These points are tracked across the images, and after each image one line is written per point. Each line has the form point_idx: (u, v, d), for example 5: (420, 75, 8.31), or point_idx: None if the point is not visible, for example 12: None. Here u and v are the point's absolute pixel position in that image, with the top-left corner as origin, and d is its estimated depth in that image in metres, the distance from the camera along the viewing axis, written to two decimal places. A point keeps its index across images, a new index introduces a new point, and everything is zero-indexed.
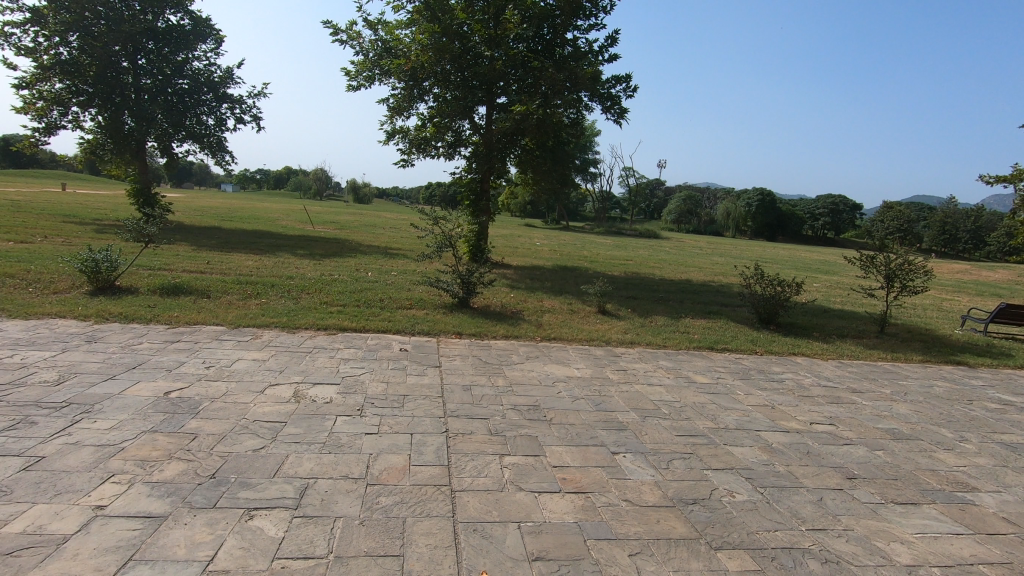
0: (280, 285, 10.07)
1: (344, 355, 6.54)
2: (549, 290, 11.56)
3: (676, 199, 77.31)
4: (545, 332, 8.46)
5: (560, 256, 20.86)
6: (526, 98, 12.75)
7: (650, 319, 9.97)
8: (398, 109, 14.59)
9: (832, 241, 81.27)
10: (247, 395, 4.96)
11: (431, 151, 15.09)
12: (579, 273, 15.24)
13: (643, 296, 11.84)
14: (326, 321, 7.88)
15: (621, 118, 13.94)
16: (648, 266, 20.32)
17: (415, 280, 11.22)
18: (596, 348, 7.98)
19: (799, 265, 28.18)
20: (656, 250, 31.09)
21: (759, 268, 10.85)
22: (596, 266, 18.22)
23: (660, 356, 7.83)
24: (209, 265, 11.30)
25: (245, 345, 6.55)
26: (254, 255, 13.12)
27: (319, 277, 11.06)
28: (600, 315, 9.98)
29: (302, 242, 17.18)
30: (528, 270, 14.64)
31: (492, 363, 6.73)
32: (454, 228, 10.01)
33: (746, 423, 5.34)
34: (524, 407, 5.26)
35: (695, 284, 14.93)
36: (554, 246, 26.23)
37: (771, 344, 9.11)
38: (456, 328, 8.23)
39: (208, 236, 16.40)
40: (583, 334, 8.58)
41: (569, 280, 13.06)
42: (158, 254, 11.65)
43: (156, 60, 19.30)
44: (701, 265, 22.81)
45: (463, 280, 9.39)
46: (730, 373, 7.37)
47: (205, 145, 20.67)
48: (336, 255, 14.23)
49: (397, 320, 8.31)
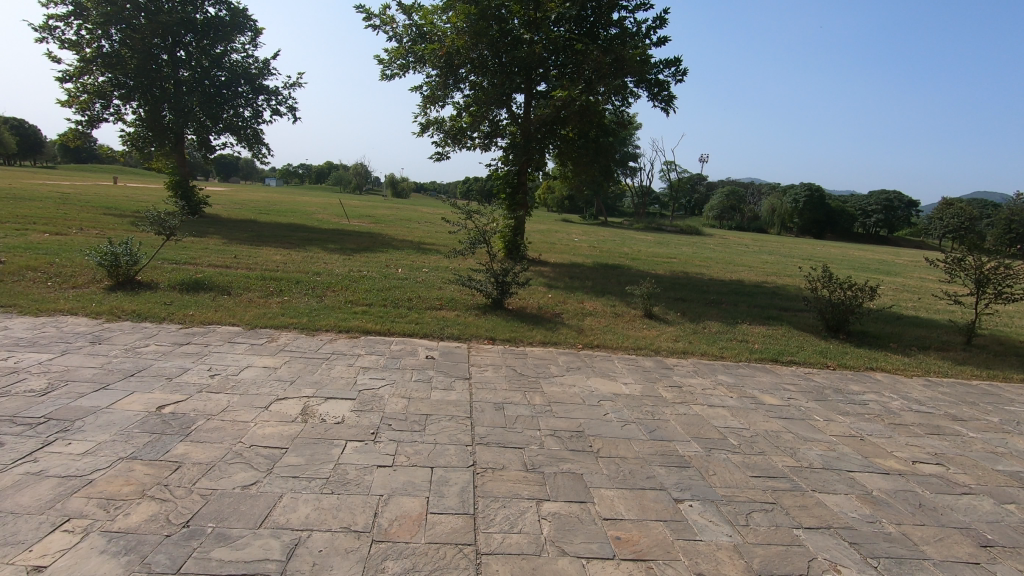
0: (305, 281, 9.57)
1: (364, 362, 5.91)
2: (590, 290, 10.71)
3: (719, 195, 74.84)
4: (587, 339, 7.65)
5: (600, 253, 19.89)
6: (568, 83, 11.87)
7: (702, 325, 9.03)
8: (432, 97, 13.95)
9: (885, 240, 77.18)
10: (250, 412, 4.35)
11: (466, 142, 14.40)
12: (621, 271, 14.32)
13: (693, 299, 10.85)
14: (351, 323, 7.29)
15: (669, 105, 12.91)
16: (695, 264, 19.15)
17: (447, 277, 10.56)
18: (644, 358, 7.13)
19: (853, 265, 26.41)
20: (699, 247, 29.73)
21: (827, 269, 9.72)
22: (638, 264, 17.23)
23: (718, 369, 6.92)
24: (236, 260, 10.92)
25: (258, 350, 5.99)
26: (284, 249, 12.73)
27: (347, 273, 10.54)
28: (647, 319, 9.08)
29: (336, 236, 16.84)
30: (567, 267, 13.80)
31: (528, 374, 5.98)
32: (490, 222, 9.26)
33: (834, 462, 4.42)
34: (566, 434, 4.48)
35: (749, 285, 13.80)
36: (593, 242, 25.30)
37: (845, 357, 8.05)
38: (490, 332, 7.52)
39: (241, 230, 16.24)
40: (630, 342, 7.74)
41: (611, 280, 12.18)
42: (187, 248, 11.37)
43: (195, 52, 19.33)
44: (749, 264, 21.47)
45: (497, 279, 8.66)
46: (803, 392, 6.40)
47: (242, 137, 20.60)
48: (367, 250, 13.73)
49: (426, 324, 7.64)
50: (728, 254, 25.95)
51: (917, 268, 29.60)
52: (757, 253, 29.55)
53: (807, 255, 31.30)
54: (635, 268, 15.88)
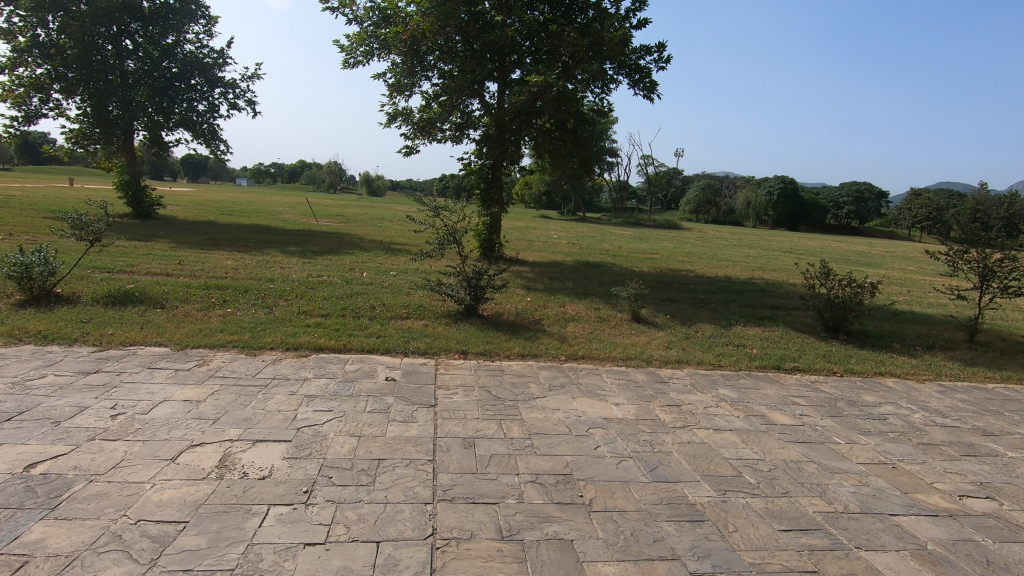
0: (255, 289, 8.58)
1: (311, 388, 5.00)
2: (571, 292, 9.92)
3: (695, 189, 74.98)
4: (571, 349, 6.85)
5: (580, 250, 19.15)
6: (544, 68, 11.03)
7: (694, 329, 8.31)
8: (399, 86, 12.98)
9: (858, 230, 78.33)
10: (149, 468, 3.42)
11: (437, 134, 13.48)
12: (603, 270, 13.57)
13: (681, 299, 10.14)
14: (301, 339, 6.36)
15: (652, 92, 12.18)
16: (678, 260, 18.53)
17: (416, 281, 9.67)
18: (634, 370, 6.35)
19: (831, 257, 26.27)
20: (678, 242, 29.30)
21: (825, 264, 9.08)
22: (620, 260, 16.53)
23: (717, 382, 6.18)
24: (180, 266, 9.86)
25: (182, 378, 5.03)
26: (238, 253, 11.67)
27: (304, 279, 9.57)
28: (634, 324, 8.32)
29: (299, 236, 15.78)
30: (546, 267, 13.02)
31: (505, 397, 5.14)
32: (460, 220, 8.36)
33: (872, 504, 3.67)
34: (552, 479, 3.65)
35: (737, 282, 13.17)
36: (573, 239, 24.62)
37: (850, 361, 7.39)
38: (461, 345, 6.67)
39: (195, 233, 15.08)
40: (618, 351, 6.96)
41: (594, 280, 11.41)
42: (125, 255, 10.28)
43: (143, 41, 18.00)
44: (731, 258, 20.97)
45: (470, 283, 7.80)
46: (815, 406, 5.67)
47: (197, 133, 19.29)
48: (331, 252, 12.74)
49: (389, 337, 6.75)
50: (708, 249, 25.49)
51: (892, 258, 29.64)
52: (735, 247, 29.23)
53: (784, 247, 31.14)
54: (618, 265, 15.17)
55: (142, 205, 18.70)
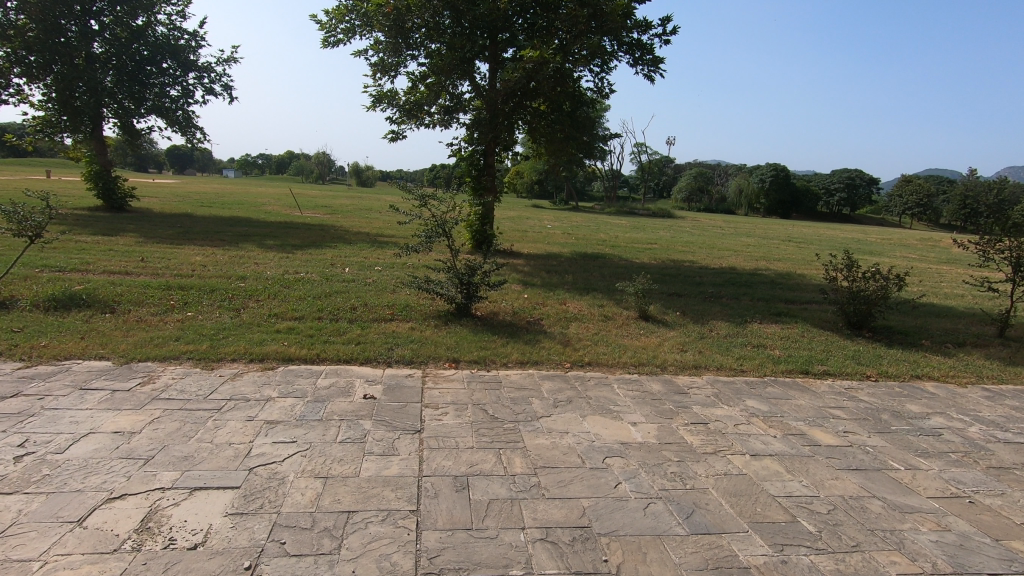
0: (224, 289, 7.74)
1: (273, 412, 4.20)
2: (571, 288, 9.17)
3: (688, 177, 74.32)
4: (576, 355, 6.09)
5: (575, 240, 18.40)
6: (539, 43, 10.13)
7: (708, 328, 7.58)
8: (383, 66, 12.07)
9: (850, 217, 78.18)
10: (44, 537, 2.62)
11: (425, 118, 12.60)
12: (602, 262, 12.82)
13: (690, 293, 9.42)
14: (268, 348, 5.54)
15: (656, 70, 11.65)
16: (678, 250, 17.81)
17: (403, 278, 8.86)
18: (648, 379, 5.61)
19: (829, 245, 25.79)
20: (673, 230, 28.68)
21: (848, 254, 8.36)
22: (618, 251, 15.80)
23: (743, 393, 5.45)
24: (143, 263, 8.99)
25: (119, 401, 4.22)
26: (210, 247, 10.81)
27: (280, 276, 8.74)
28: (642, 323, 7.57)
29: (280, 229, 14.89)
30: (542, 259, 12.24)
31: (503, 419, 4.38)
32: (450, 209, 7.53)
33: (965, 559, 2.95)
34: (567, 537, 2.90)
35: (744, 274, 12.47)
36: (567, 229, 23.86)
37: (882, 363, 6.70)
38: (452, 351, 5.89)
39: (168, 226, 14.14)
40: (629, 356, 6.22)
41: (595, 273, 10.67)
42: (84, 253, 9.38)
43: (110, 22, 16.87)
44: (730, 248, 20.32)
45: (461, 280, 7.01)
46: (857, 420, 4.95)
47: (171, 120, 18.24)
48: (312, 246, 11.88)
49: (371, 343, 5.96)
50: (705, 237, 24.86)
51: (889, 246, 29.27)
52: (732, 235, 28.69)
53: (780, 235, 30.67)
54: (617, 256, 14.42)
55: (113, 197, 17.68)
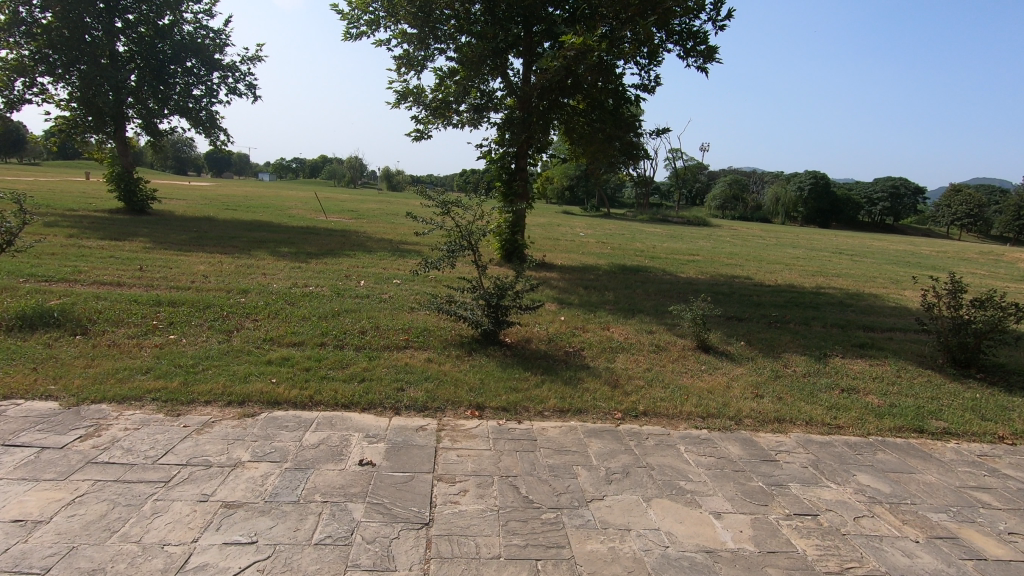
0: (221, 304, 6.85)
1: (236, 488, 3.17)
2: (613, 310, 8.02)
3: (723, 184, 72.09)
4: (628, 401, 4.93)
5: (611, 251, 17.18)
6: (581, 29, 9.01)
7: (781, 365, 6.33)
8: (409, 60, 11.11)
9: (895, 228, 74.66)
10: None
11: (453, 117, 11.62)
12: (644, 277, 11.60)
13: (752, 318, 8.16)
14: (251, 386, 4.54)
15: (709, 59, 10.59)
16: (724, 263, 16.43)
17: (423, 294, 7.85)
18: (723, 440, 4.42)
19: (885, 258, 23.93)
20: (711, 240, 27.20)
21: (951, 277, 6.98)
22: (659, 264, 14.54)
23: (849, 463, 4.19)
24: (140, 273, 8.19)
25: (44, 464, 3.25)
26: (220, 255, 10.02)
27: (286, 289, 7.83)
28: (702, 356, 6.37)
29: (300, 235, 14.13)
30: (579, 273, 11.10)
31: (540, 504, 3.26)
32: (477, 218, 6.46)
33: None
34: None
35: (806, 293, 11.09)
36: (602, 238, 22.65)
37: (1013, 417, 5.34)
38: (476, 394, 4.80)
39: (184, 230, 13.52)
40: (693, 403, 5.02)
41: (639, 291, 9.49)
42: (83, 260, 8.68)
43: (135, 20, 16.51)
44: (778, 260, 18.80)
45: (489, 303, 5.94)
46: (1017, 512, 3.66)
47: (194, 120, 17.73)
48: (328, 255, 11.00)
49: (379, 380, 4.91)
50: (749, 248, 23.35)
51: (948, 260, 27.13)
52: (774, 246, 27.08)
53: (825, 246, 28.93)
54: (660, 270, 13.16)
55: (134, 199, 17.23)
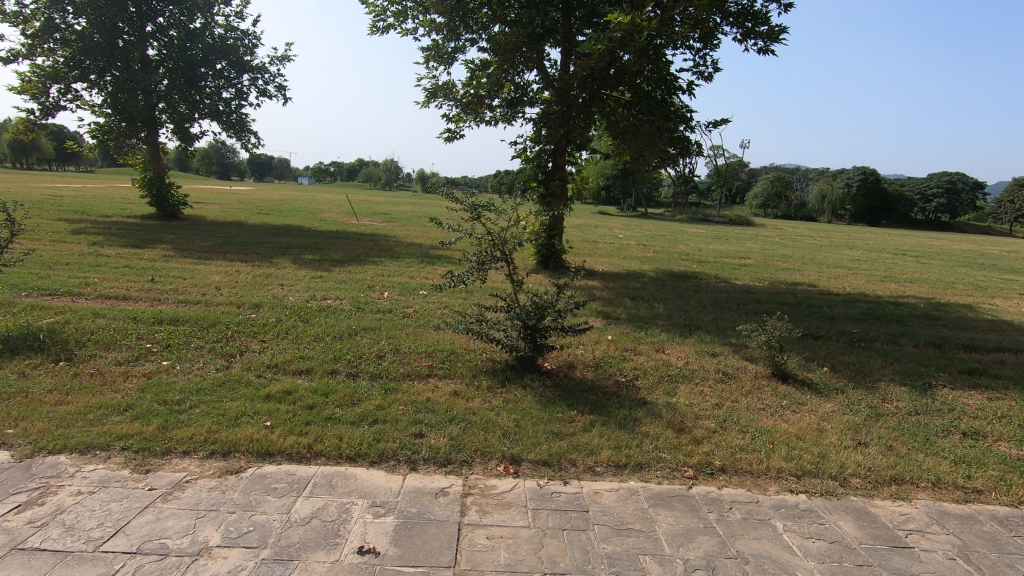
0: (229, 320, 6.18)
1: None
2: (666, 327, 7.03)
3: (765, 182, 69.33)
4: (700, 452, 3.96)
5: (653, 254, 16.06)
6: (629, 8, 8.04)
7: (879, 399, 5.22)
8: (438, 52, 10.32)
9: (952, 225, 70.34)
10: None
11: (486, 113, 10.81)
12: (695, 284, 10.51)
13: (830, 336, 7.03)
14: (239, 431, 3.77)
15: (772, 41, 9.47)
16: (779, 267, 15.11)
17: (452, 309, 7.03)
18: (831, 513, 3.40)
19: (954, 259, 21.95)
20: (757, 241, 25.71)
21: None
22: (708, 269, 13.38)
23: (1010, 553, 3.12)
24: (151, 284, 7.64)
25: None
26: (239, 264, 9.46)
27: (302, 303, 7.13)
28: (780, 387, 5.33)
29: (327, 240, 13.56)
30: (623, 281, 10.12)
31: None
32: (511, 224, 5.56)
33: None
34: None
35: (883, 304, 9.80)
36: (642, 239, 21.52)
37: None
38: (510, 441, 3.91)
39: (209, 236, 13.13)
40: (781, 454, 4.00)
41: (693, 304, 8.45)
42: (96, 271, 8.21)
43: (167, 24, 16.35)
44: (835, 263, 17.31)
45: (526, 324, 5.05)
46: None
47: (225, 123, 17.49)
48: (353, 262, 10.32)
49: (394, 421, 4.09)
50: (801, 250, 21.81)
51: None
52: (825, 247, 25.40)
53: (883, 246, 26.94)
54: (711, 276, 12.03)
55: (166, 205, 17.08)
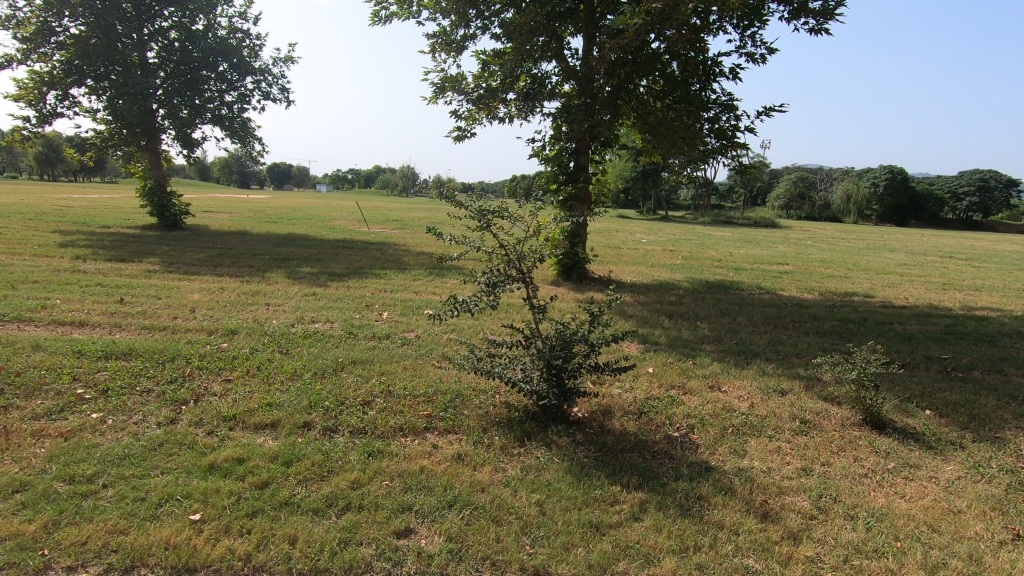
0: (193, 352, 5.16)
1: None
2: (717, 354, 5.84)
3: (788, 182, 67.27)
4: (802, 557, 2.78)
5: (682, 261, 14.82)
6: None
7: (1015, 458, 3.98)
8: (446, 41, 9.28)
9: (986, 225, 67.50)
10: None
11: (499, 109, 9.76)
12: (738, 297, 9.29)
13: (917, 367, 5.78)
14: (155, 530, 2.71)
15: (828, 16, 8.30)
16: (823, 274, 13.77)
17: (459, 335, 5.94)
18: None
19: (1005, 262, 20.26)
20: (788, 244, 24.20)
21: None
22: (746, 277, 12.10)
23: None
24: (119, 306, 6.70)
25: None
26: (226, 280, 8.51)
27: (287, 328, 6.12)
28: (880, 442, 4.12)
29: (329, 251, 12.63)
30: (656, 294, 8.95)
31: None
32: (530, 234, 4.42)
33: None
34: None
35: (961, 318, 8.46)
36: (667, 244, 20.28)
37: None
38: (531, 542, 2.79)
39: (205, 248, 12.30)
40: (917, 560, 2.81)
41: (740, 323, 7.26)
42: (62, 291, 7.30)
43: (168, 27, 15.67)
44: (883, 268, 15.85)
45: (550, 365, 3.92)
46: None
47: (229, 129, 16.76)
48: (353, 276, 9.33)
49: (372, 507, 2.99)
50: (838, 254, 20.34)
51: None
52: (860, 249, 23.82)
53: (924, 249, 25.25)
54: (752, 285, 10.78)
55: (167, 214, 16.37)
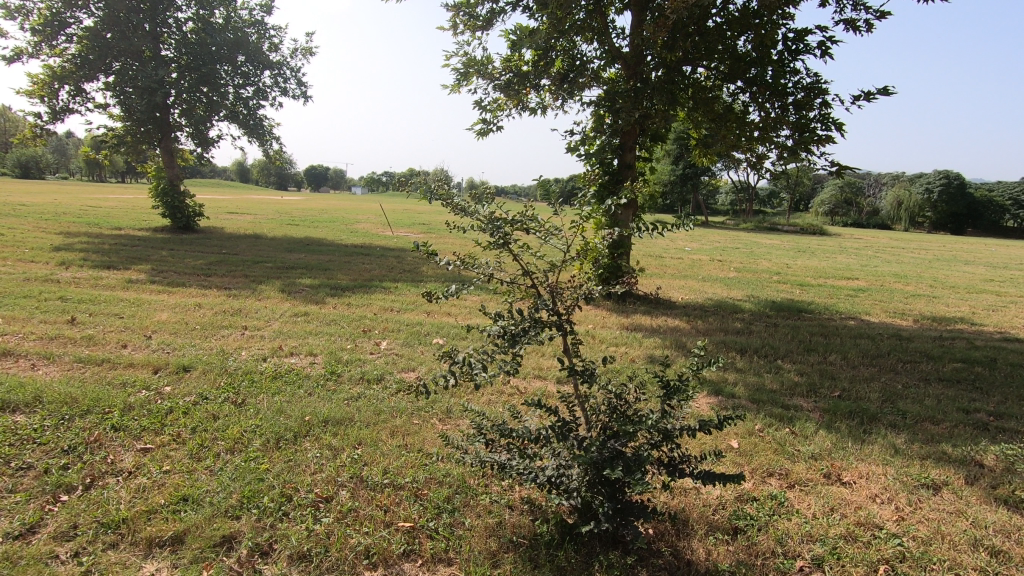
0: (116, 400, 3.91)
1: None
2: (821, 417, 4.27)
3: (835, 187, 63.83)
4: None
5: (737, 274, 13.07)
6: None
7: None
8: (470, 16, 7.93)
9: None
10: None
11: (530, 96, 8.36)
12: (817, 324, 7.65)
13: None
14: None
15: None
16: (905, 292, 11.84)
17: (470, 383, 4.55)
18: None
19: None
20: (845, 254, 22.03)
21: None
22: (817, 296, 10.34)
23: None
24: (67, 327, 5.56)
25: None
26: (210, 294, 7.34)
27: (256, 362, 4.85)
28: None
29: (340, 258, 11.46)
30: (716, 318, 7.41)
31: None
32: (569, 253, 2.97)
33: None
34: None
35: None
36: (713, 254, 18.51)
37: None
38: None
39: (206, 253, 11.30)
40: None
41: (834, 364, 5.66)
42: (12, 306, 6.22)
43: (186, 19, 14.85)
44: (971, 286, 13.72)
45: (597, 466, 2.46)
46: None
47: (244, 126, 15.94)
48: (357, 290, 8.06)
49: None
50: (908, 266, 18.13)
51: None
52: (929, 260, 21.47)
53: (1002, 262, 22.53)
54: (828, 307, 9.06)
55: (179, 215, 15.54)
